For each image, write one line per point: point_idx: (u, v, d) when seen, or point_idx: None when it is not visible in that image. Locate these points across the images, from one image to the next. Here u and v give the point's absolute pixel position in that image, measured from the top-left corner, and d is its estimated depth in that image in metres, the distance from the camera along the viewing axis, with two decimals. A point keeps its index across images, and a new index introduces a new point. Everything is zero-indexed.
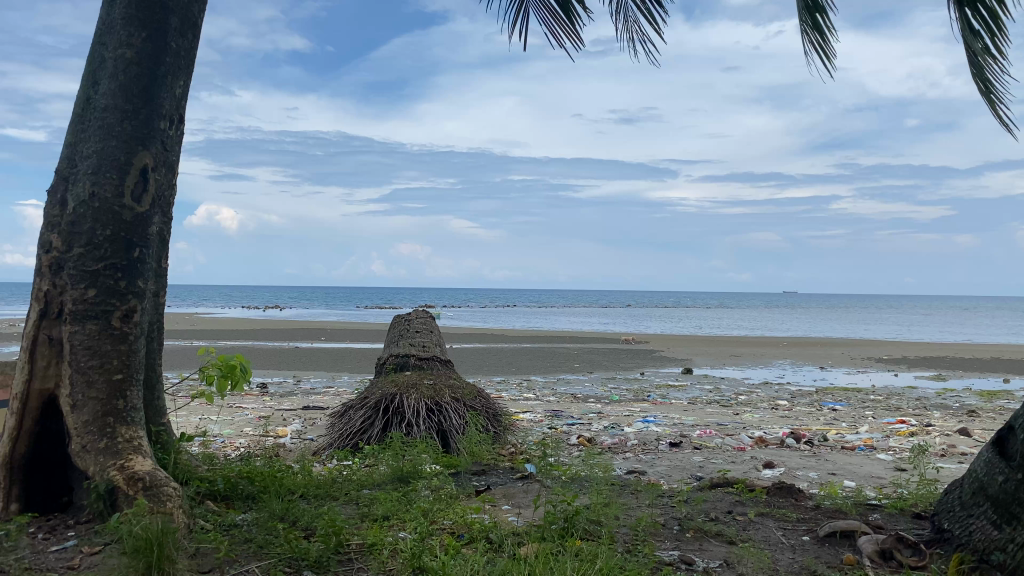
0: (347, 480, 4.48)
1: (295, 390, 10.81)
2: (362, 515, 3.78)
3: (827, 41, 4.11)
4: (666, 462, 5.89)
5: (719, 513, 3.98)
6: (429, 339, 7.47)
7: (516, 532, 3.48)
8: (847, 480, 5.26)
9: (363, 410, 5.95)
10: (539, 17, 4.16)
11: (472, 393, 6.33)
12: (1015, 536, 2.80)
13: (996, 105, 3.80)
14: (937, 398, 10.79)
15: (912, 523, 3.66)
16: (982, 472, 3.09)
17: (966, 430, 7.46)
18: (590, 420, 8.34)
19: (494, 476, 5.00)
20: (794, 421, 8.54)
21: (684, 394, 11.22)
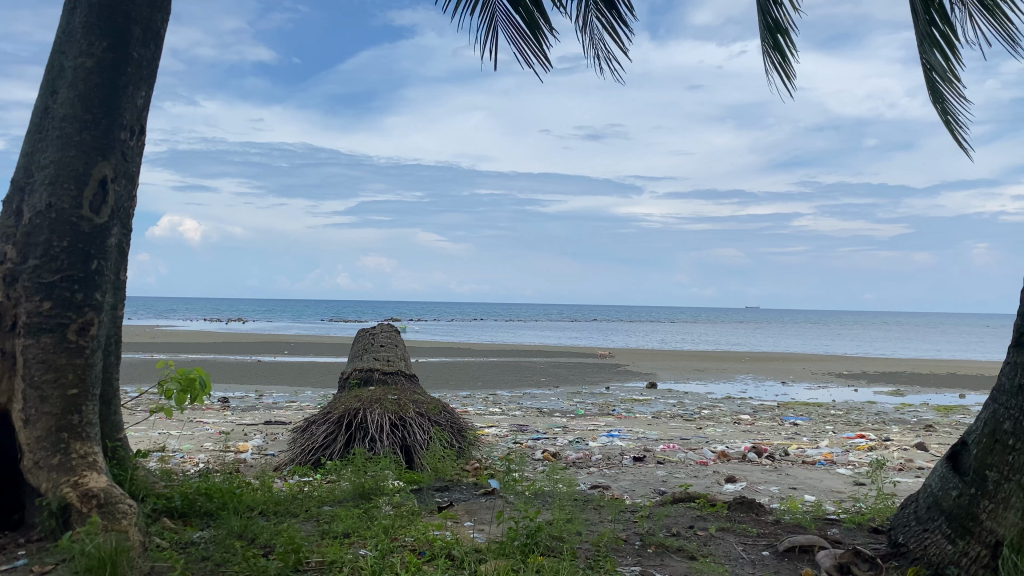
0: (308, 497, 4.42)
1: (257, 405, 10.67)
2: (322, 532, 3.74)
3: (788, 63, 4.21)
4: (630, 477, 5.91)
5: (681, 528, 4.00)
6: (394, 353, 7.44)
7: (478, 549, 3.45)
8: (806, 494, 5.33)
9: (326, 424, 5.88)
10: (507, 36, 4.18)
11: (438, 408, 6.30)
12: (969, 550, 2.86)
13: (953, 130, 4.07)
14: (895, 413, 10.97)
15: (869, 537, 3.72)
16: (937, 487, 3.13)
17: (923, 444, 7.61)
18: (555, 435, 8.35)
19: (457, 491, 4.97)
20: (756, 436, 8.63)
21: (648, 409, 11.29)
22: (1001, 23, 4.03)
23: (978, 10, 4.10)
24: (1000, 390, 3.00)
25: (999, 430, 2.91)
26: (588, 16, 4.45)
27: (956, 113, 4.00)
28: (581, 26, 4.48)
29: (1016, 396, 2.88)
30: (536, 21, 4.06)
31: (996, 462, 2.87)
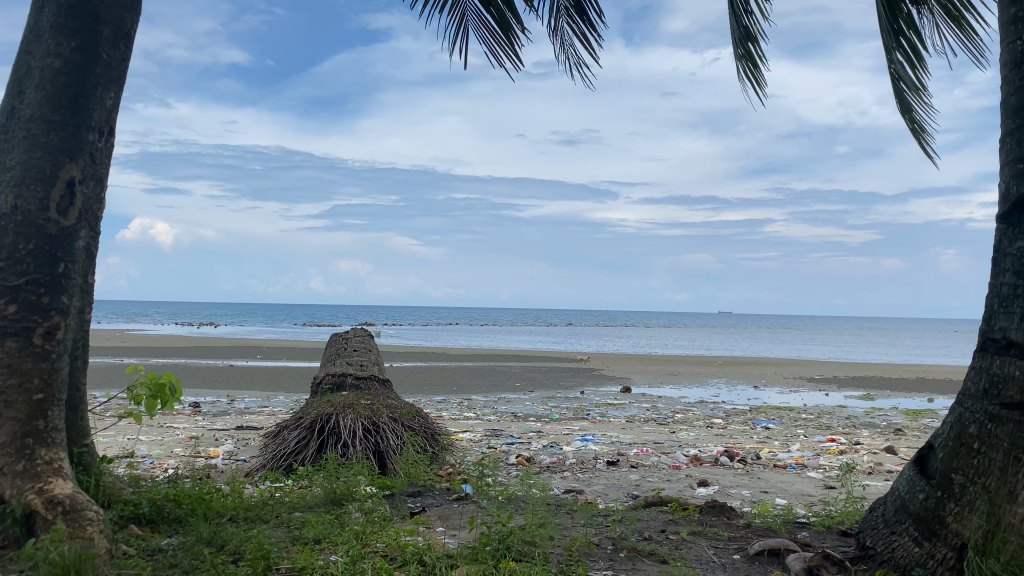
0: (278, 503, 4.38)
1: (228, 410, 10.55)
2: (292, 538, 3.71)
3: (759, 71, 4.27)
4: (603, 481, 5.92)
5: (653, 532, 4.02)
6: (367, 358, 7.40)
7: (450, 555, 3.44)
8: (777, 498, 5.37)
9: (298, 429, 5.83)
10: (478, 36, 4.19)
11: (411, 413, 6.28)
12: (935, 552, 2.90)
13: (919, 137, 4.15)
14: (865, 417, 11.10)
15: (838, 541, 3.75)
16: (904, 490, 3.17)
17: (892, 448, 7.69)
18: (529, 439, 8.35)
19: (430, 497, 4.95)
20: (728, 439, 8.68)
21: (622, 413, 11.32)
22: (966, 33, 4.11)
23: (944, 21, 4.18)
24: (966, 395, 3.04)
25: (965, 433, 2.95)
26: (559, 22, 4.47)
27: (923, 121, 4.08)
28: (552, 32, 4.49)
29: (981, 399, 2.93)
30: (507, 21, 4.08)
31: (962, 465, 2.92)
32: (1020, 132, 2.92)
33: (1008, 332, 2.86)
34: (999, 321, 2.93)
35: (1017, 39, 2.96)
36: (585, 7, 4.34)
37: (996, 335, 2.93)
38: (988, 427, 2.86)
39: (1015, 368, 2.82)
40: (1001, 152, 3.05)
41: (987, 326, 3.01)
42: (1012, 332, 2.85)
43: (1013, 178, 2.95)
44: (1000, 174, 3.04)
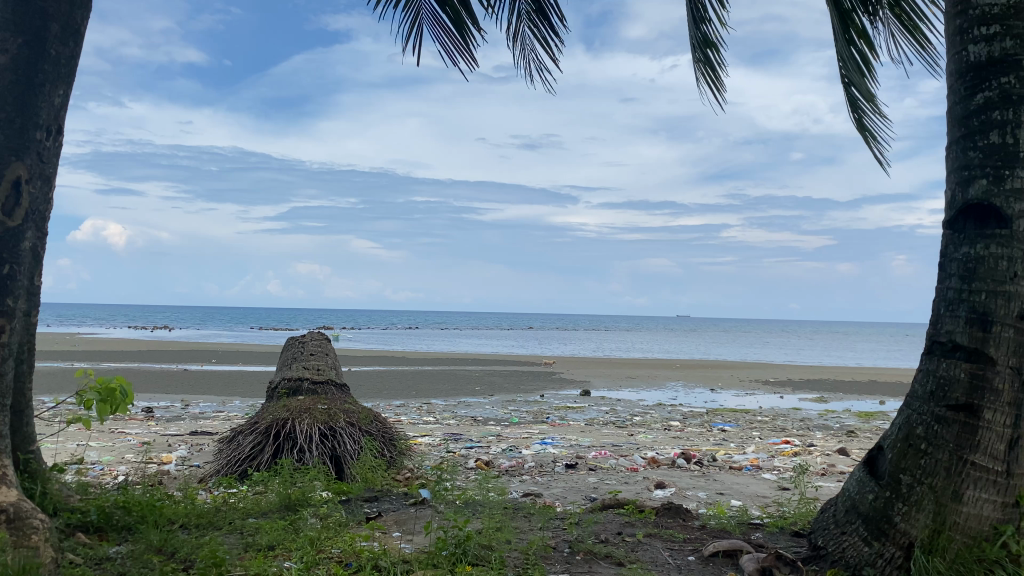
0: (232, 509, 4.31)
1: (183, 415, 10.38)
2: (246, 545, 3.66)
3: (718, 76, 4.32)
4: (562, 484, 5.93)
5: (609, 534, 4.04)
6: (323, 362, 7.29)
7: (405, 560, 3.41)
8: (733, 499, 5.43)
9: (252, 434, 5.75)
10: (433, 34, 4.18)
11: (369, 418, 6.22)
12: (884, 551, 2.95)
13: (869, 142, 4.25)
14: (819, 419, 11.26)
15: (791, 541, 3.81)
16: (854, 490, 3.22)
17: (844, 450, 7.83)
18: (488, 443, 8.33)
19: (387, 502, 4.91)
20: (685, 442, 8.76)
21: (581, 416, 11.36)
22: (921, 44, 4.22)
23: (899, 31, 4.28)
24: (913, 397, 3.09)
25: (913, 434, 3.01)
26: (520, 27, 4.47)
27: (874, 127, 4.18)
28: (513, 36, 4.50)
29: (928, 401, 2.98)
30: (462, 20, 4.08)
31: (910, 465, 2.97)
32: (965, 141, 3.00)
33: (954, 336, 2.94)
34: (945, 324, 2.99)
35: (963, 49, 3.03)
36: (546, 11, 4.34)
37: (942, 339, 3.00)
38: (935, 428, 2.93)
39: (961, 370, 2.89)
40: (948, 160, 3.12)
41: (933, 329, 3.07)
42: (958, 335, 2.92)
43: (959, 185, 3.03)
44: (947, 180, 3.12)
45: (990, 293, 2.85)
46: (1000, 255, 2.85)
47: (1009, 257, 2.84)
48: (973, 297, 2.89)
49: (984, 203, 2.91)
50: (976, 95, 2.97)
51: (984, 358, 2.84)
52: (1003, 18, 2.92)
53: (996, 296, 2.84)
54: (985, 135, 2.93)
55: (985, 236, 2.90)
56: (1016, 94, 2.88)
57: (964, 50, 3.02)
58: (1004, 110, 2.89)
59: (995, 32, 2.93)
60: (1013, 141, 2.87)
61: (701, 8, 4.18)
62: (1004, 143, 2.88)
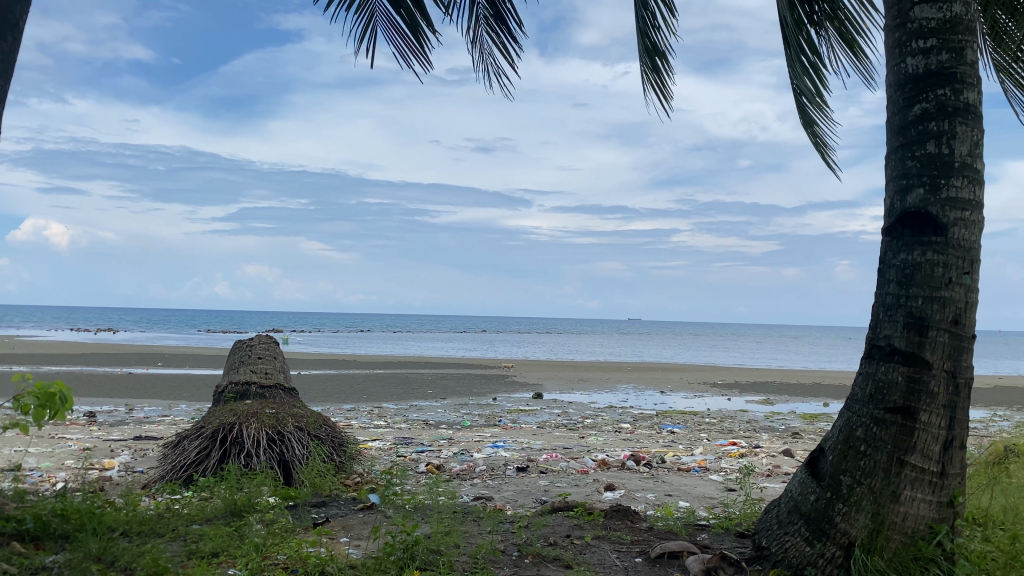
0: (175, 515, 4.22)
1: (126, 419, 10.14)
2: (188, 552, 3.59)
3: (665, 84, 4.39)
4: (513, 487, 5.95)
5: (558, 537, 4.06)
6: (272, 365, 7.15)
7: (353, 565, 3.39)
8: (681, 501, 5.51)
9: (198, 439, 5.64)
10: (386, 36, 4.16)
11: (317, 422, 6.15)
12: (826, 551, 3.01)
13: (821, 149, 4.40)
14: (765, 421, 11.49)
15: (735, 541, 3.87)
16: (796, 491, 3.26)
17: (789, 450, 8.00)
18: (440, 447, 8.31)
19: (335, 507, 4.87)
20: (635, 444, 8.85)
21: (533, 419, 11.41)
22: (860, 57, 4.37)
23: (839, 44, 4.40)
24: (853, 399, 3.16)
25: (853, 437, 3.08)
26: (478, 31, 4.48)
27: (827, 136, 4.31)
28: (471, 40, 4.50)
29: (868, 404, 3.05)
30: (417, 24, 4.08)
31: (850, 467, 3.04)
32: (904, 150, 3.08)
33: (893, 340, 3.01)
34: (884, 329, 3.07)
35: (901, 62, 3.12)
36: (504, 16, 4.36)
37: (880, 343, 3.07)
38: (874, 430, 3.00)
39: (899, 374, 2.97)
40: (886, 168, 3.20)
41: (872, 333, 3.14)
42: (897, 339, 3.00)
43: (897, 194, 3.11)
44: (886, 188, 3.19)
45: (927, 299, 2.94)
46: (935, 262, 2.95)
47: (945, 263, 2.94)
48: (911, 303, 2.98)
49: (922, 212, 3.00)
50: (914, 106, 3.05)
51: (920, 362, 2.93)
52: (939, 33, 3.03)
53: (932, 301, 2.94)
54: (922, 145, 3.01)
55: (922, 243, 2.99)
56: (952, 106, 2.98)
57: (902, 62, 3.10)
58: (941, 121, 2.98)
59: (932, 46, 3.03)
60: (949, 151, 2.98)
61: (650, 18, 4.23)
62: (940, 153, 2.98)
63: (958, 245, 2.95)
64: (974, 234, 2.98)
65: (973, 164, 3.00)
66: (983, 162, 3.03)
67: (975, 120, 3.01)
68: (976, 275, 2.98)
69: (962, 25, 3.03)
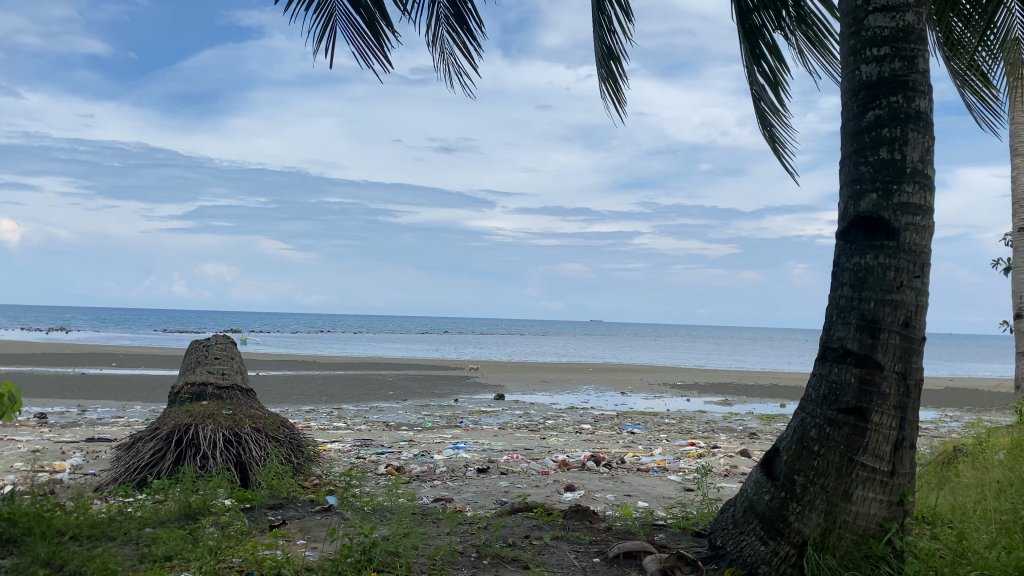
0: (128, 519, 4.14)
1: (79, 421, 9.92)
2: (140, 556, 3.53)
3: (619, 89, 4.43)
4: (473, 488, 5.95)
5: (516, 538, 4.06)
6: (230, 366, 7.02)
7: (309, 568, 3.36)
8: (639, 501, 5.57)
9: (152, 441, 5.53)
10: (346, 36, 4.12)
11: (275, 424, 6.06)
12: (780, 550, 3.05)
13: (779, 153, 4.48)
14: (723, 421, 11.66)
15: (692, 541, 3.91)
16: (751, 491, 3.29)
17: (746, 450, 8.11)
18: (400, 448, 8.27)
19: (292, 510, 4.81)
20: (595, 445, 8.89)
21: (494, 420, 11.41)
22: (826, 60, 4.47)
23: (806, 46, 4.50)
24: (807, 400, 3.21)
25: (807, 437, 3.13)
26: (439, 31, 4.46)
27: (783, 140, 4.40)
28: (432, 40, 4.48)
29: (821, 404, 3.10)
30: (377, 23, 4.05)
31: (804, 466, 3.08)
32: (857, 156, 3.14)
33: (846, 342, 3.06)
34: (837, 331, 3.12)
35: (856, 68, 3.18)
36: (464, 16, 4.35)
37: (834, 344, 3.12)
38: (827, 430, 3.05)
39: (851, 375, 3.02)
40: (840, 173, 3.25)
41: (826, 335, 3.19)
42: (849, 341, 3.06)
43: (850, 199, 3.16)
44: (840, 194, 3.25)
45: (879, 301, 3.01)
46: (887, 266, 3.01)
47: (896, 267, 3.00)
48: (863, 305, 3.04)
49: (875, 216, 3.06)
50: (867, 112, 3.11)
51: (873, 363, 2.99)
52: (892, 41, 3.09)
53: (884, 304, 3.00)
54: (876, 151, 3.07)
55: (875, 247, 3.05)
56: (904, 113, 3.04)
57: (857, 69, 3.16)
58: (893, 128, 3.05)
59: (886, 54, 3.09)
60: (901, 158, 3.04)
61: (607, 22, 4.26)
62: (893, 159, 3.05)
63: (910, 250, 3.02)
64: (925, 238, 3.05)
65: (924, 170, 3.07)
66: (934, 169, 3.10)
67: (927, 128, 3.08)
68: (926, 279, 3.05)
69: (914, 34, 3.10)
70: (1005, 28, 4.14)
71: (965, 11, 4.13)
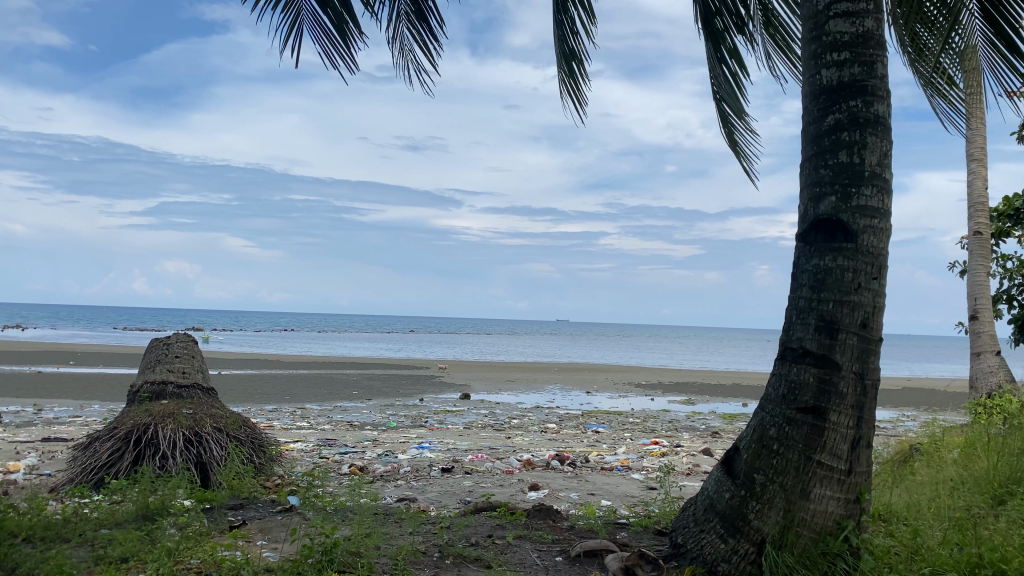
0: (83, 520, 4.07)
1: (35, 420, 9.72)
2: (96, 558, 3.46)
3: (581, 89, 4.45)
4: (437, 488, 5.93)
5: (479, 537, 4.06)
6: (191, 365, 6.92)
7: (269, 568, 3.33)
8: (602, 499, 5.60)
9: (110, 441, 5.44)
10: (313, 36, 4.09)
11: (236, 423, 5.99)
12: (739, 547, 3.08)
13: (739, 157, 4.53)
14: (686, 420, 11.76)
15: (653, 539, 3.93)
16: (712, 490, 3.33)
17: (708, 449, 8.20)
18: (364, 448, 8.22)
19: (253, 510, 4.76)
20: (560, 444, 8.92)
21: (459, 420, 11.38)
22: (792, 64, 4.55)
23: (774, 50, 4.58)
24: (766, 399, 3.25)
25: (766, 436, 3.17)
26: (399, 29, 4.45)
27: (744, 143, 4.46)
28: (391, 37, 4.47)
29: (781, 404, 3.14)
30: (344, 24, 4.03)
31: (764, 465, 3.12)
32: (817, 159, 3.18)
33: (805, 342, 3.11)
34: (796, 331, 3.16)
35: (816, 73, 3.22)
36: (425, 14, 4.34)
37: (793, 345, 3.16)
38: (786, 429, 3.09)
39: (810, 375, 3.07)
40: (801, 177, 3.30)
41: (786, 335, 3.23)
42: (808, 341, 3.10)
43: (810, 201, 3.21)
44: (800, 196, 3.29)
45: (837, 302, 3.05)
46: (845, 268, 3.06)
47: (854, 269, 3.06)
48: (823, 306, 3.08)
49: (833, 219, 3.11)
50: (827, 116, 3.16)
51: (831, 363, 3.04)
52: (852, 47, 3.14)
53: (842, 305, 3.05)
54: (835, 154, 3.12)
55: (834, 249, 3.10)
56: (863, 117, 3.09)
57: (817, 73, 3.21)
58: (853, 131, 3.10)
59: (846, 59, 3.14)
60: (859, 161, 3.09)
61: (569, 22, 4.29)
62: (852, 162, 3.10)
63: (867, 252, 3.07)
64: (882, 241, 3.10)
65: (882, 174, 3.12)
66: (891, 173, 3.15)
67: (885, 132, 3.13)
68: (883, 281, 3.11)
69: (873, 40, 3.15)
70: (969, 33, 4.13)
71: (929, 15, 4.25)
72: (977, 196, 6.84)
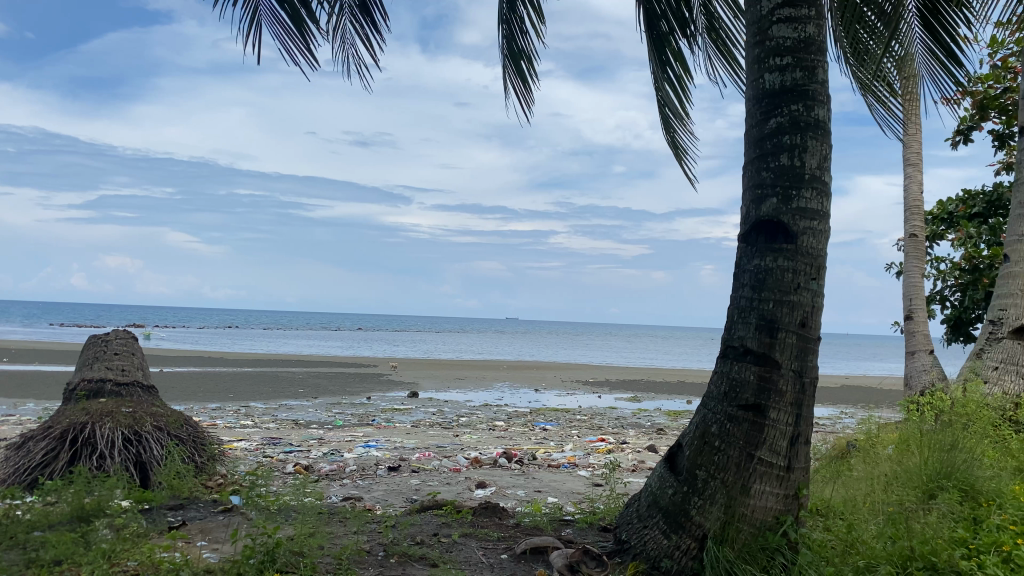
0: (15, 521, 3.94)
1: None
2: (27, 561, 3.36)
3: (528, 90, 4.47)
4: (382, 487, 5.88)
5: (424, 536, 4.04)
6: (130, 362, 6.74)
7: (210, 569, 3.27)
8: (549, 496, 5.63)
9: (45, 441, 5.28)
10: (272, 32, 4.03)
11: (177, 423, 5.86)
12: (681, 543, 3.13)
13: (681, 159, 4.60)
14: (632, 418, 11.89)
15: (598, 535, 3.97)
16: (655, 486, 3.37)
17: (654, 446, 8.29)
18: (309, 447, 8.12)
19: (194, 510, 4.68)
20: (508, 442, 8.93)
21: (408, 418, 11.33)
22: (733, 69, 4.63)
23: (715, 55, 4.65)
24: (708, 397, 3.30)
25: (708, 433, 3.22)
26: (342, 21, 4.40)
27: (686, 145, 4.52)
28: (335, 29, 4.41)
29: (722, 402, 3.20)
30: (301, 17, 3.98)
31: (706, 461, 3.17)
32: (759, 162, 3.25)
33: (746, 340, 3.17)
34: (737, 330, 3.22)
35: (760, 76, 3.29)
36: (369, 7, 4.31)
37: (734, 343, 3.22)
38: (727, 426, 3.15)
39: (751, 372, 3.13)
40: (743, 178, 3.36)
41: (727, 334, 3.29)
42: (749, 340, 3.16)
43: (752, 202, 3.27)
44: (743, 198, 3.35)
45: (777, 302, 3.12)
46: (785, 268, 3.13)
47: (794, 269, 3.12)
48: (763, 306, 3.14)
49: (775, 220, 3.17)
50: (769, 119, 3.22)
51: (771, 362, 3.10)
52: (794, 52, 3.22)
53: (782, 305, 3.11)
54: (776, 157, 3.19)
55: (774, 250, 3.16)
56: (804, 121, 3.17)
57: (760, 77, 3.27)
58: (794, 135, 3.17)
59: (788, 63, 3.21)
60: (800, 164, 3.16)
61: (518, 21, 4.32)
62: (792, 165, 3.16)
63: (807, 253, 3.14)
64: (820, 242, 3.18)
65: (821, 176, 3.19)
66: (830, 176, 3.23)
67: (824, 136, 3.21)
68: (821, 281, 3.18)
69: (815, 45, 3.23)
70: None
71: (871, 24, 4.26)
72: (913, 199, 7.06)
